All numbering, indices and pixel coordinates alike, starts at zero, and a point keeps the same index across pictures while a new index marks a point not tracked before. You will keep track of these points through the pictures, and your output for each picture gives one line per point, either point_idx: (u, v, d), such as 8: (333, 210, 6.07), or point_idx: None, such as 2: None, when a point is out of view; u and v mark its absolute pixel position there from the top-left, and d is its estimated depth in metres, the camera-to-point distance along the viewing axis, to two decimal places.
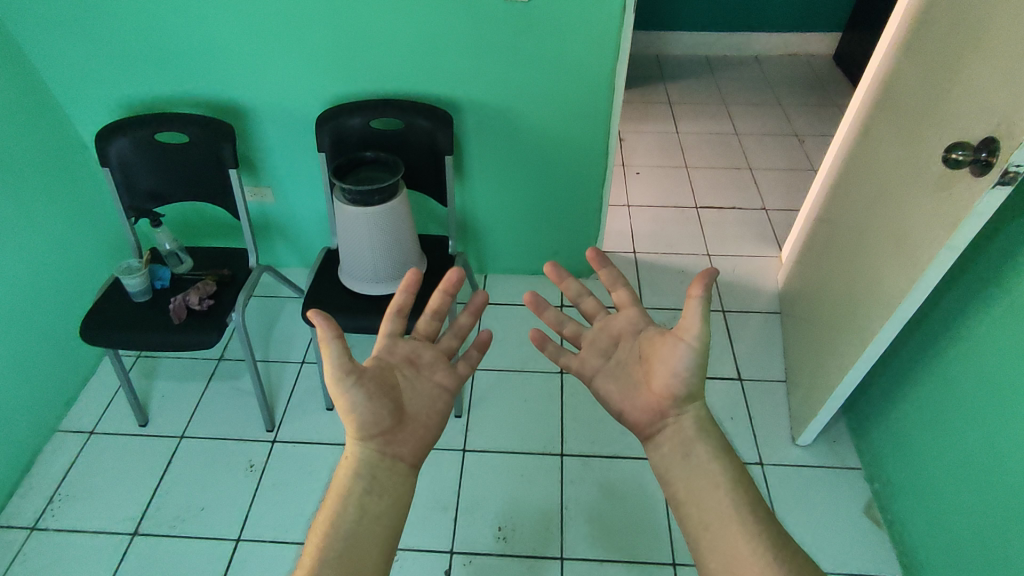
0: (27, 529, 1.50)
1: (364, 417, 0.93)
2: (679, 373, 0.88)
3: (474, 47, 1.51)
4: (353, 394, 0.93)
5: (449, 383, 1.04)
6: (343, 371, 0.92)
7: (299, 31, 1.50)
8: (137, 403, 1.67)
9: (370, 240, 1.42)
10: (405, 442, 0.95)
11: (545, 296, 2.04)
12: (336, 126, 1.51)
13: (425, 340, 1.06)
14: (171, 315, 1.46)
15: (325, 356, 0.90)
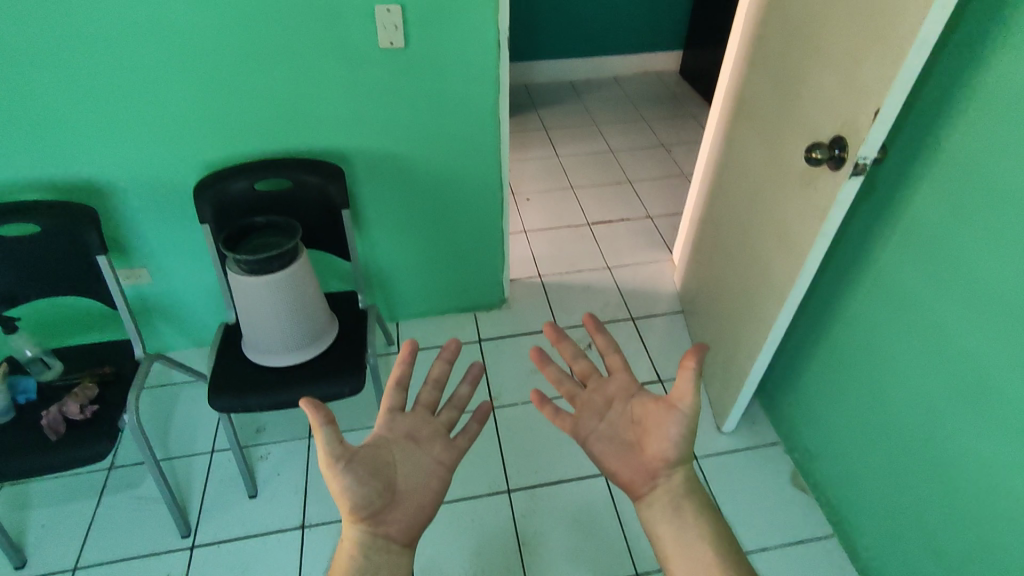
0: None
1: (359, 498, 0.88)
2: (674, 440, 0.90)
3: (357, 97, 1.49)
4: (346, 477, 0.89)
5: (448, 458, 0.99)
6: (335, 452, 0.88)
7: (159, 97, 1.39)
8: (11, 542, 1.42)
9: (275, 309, 1.33)
10: (397, 521, 0.90)
11: (462, 334, 2.02)
12: (218, 193, 1.41)
13: (423, 413, 1.02)
14: (46, 432, 1.26)
15: (316, 439, 0.86)
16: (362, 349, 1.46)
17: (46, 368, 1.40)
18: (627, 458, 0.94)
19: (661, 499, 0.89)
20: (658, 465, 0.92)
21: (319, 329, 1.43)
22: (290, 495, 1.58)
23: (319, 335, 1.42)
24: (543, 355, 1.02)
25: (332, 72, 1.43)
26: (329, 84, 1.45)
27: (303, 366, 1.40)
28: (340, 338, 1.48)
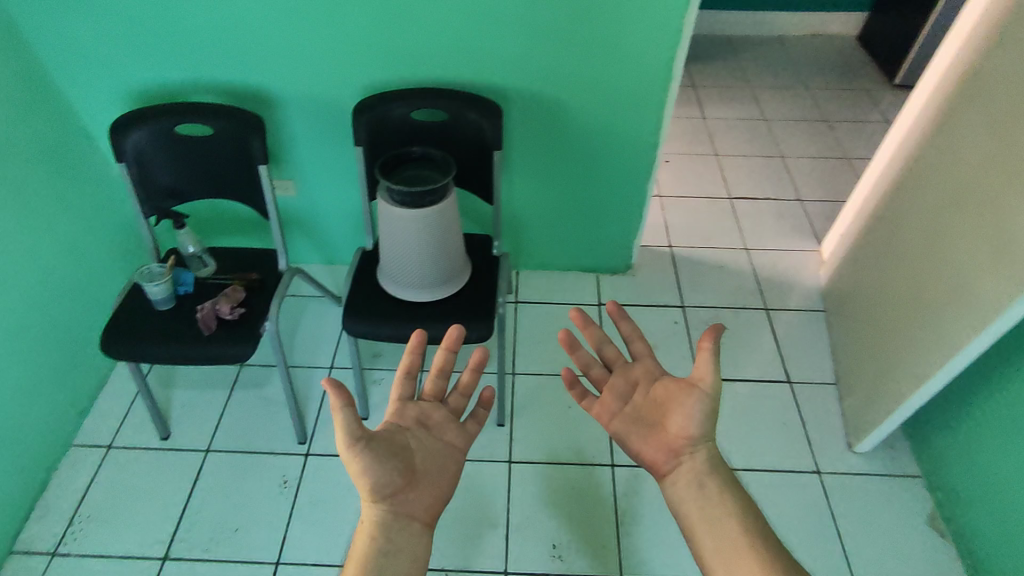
0: (48, 554, 1.40)
1: (377, 479, 0.94)
2: (694, 421, 0.94)
3: (526, 34, 1.39)
4: (365, 459, 0.94)
5: (456, 442, 1.06)
6: (356, 436, 0.94)
7: (330, 13, 1.37)
8: (158, 415, 1.56)
9: (418, 243, 1.31)
10: (416, 501, 0.97)
11: (581, 294, 1.95)
12: (377, 116, 1.39)
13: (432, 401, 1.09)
14: (199, 325, 1.34)
15: (335, 423, 0.92)
16: (492, 298, 1.42)
17: (203, 266, 1.48)
18: (650, 437, 0.97)
19: (684, 475, 0.93)
20: (680, 443, 0.95)
21: (453, 270, 1.40)
22: None
23: (452, 276, 1.40)
24: (573, 339, 1.01)
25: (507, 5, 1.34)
26: (501, 18, 1.36)
27: (434, 305, 1.39)
28: (471, 282, 1.45)
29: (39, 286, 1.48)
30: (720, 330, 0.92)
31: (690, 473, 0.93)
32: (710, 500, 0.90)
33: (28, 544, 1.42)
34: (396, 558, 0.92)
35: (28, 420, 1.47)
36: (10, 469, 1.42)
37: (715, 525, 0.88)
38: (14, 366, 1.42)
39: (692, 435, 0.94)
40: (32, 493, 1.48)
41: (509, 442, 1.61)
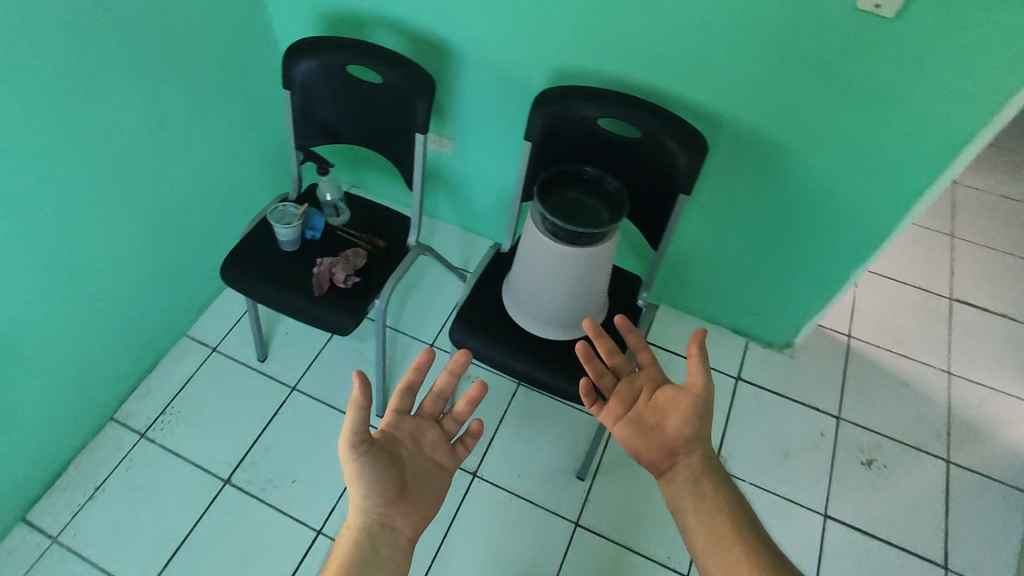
0: (137, 435, 1.51)
1: (372, 484, 0.90)
2: (688, 421, 0.87)
3: (771, 60, 1.11)
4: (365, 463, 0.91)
5: (443, 465, 1.01)
6: (359, 433, 0.91)
7: None
8: (261, 339, 1.59)
9: (557, 278, 1.11)
10: (406, 515, 0.92)
11: (721, 358, 1.67)
12: (559, 114, 1.17)
13: (427, 419, 1.03)
14: (313, 282, 1.28)
15: (347, 415, 0.90)
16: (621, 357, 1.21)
17: (335, 214, 1.40)
18: (649, 443, 0.89)
19: (681, 478, 0.85)
20: (680, 451, 0.87)
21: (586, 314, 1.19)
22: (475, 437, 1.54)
23: (582, 322, 1.19)
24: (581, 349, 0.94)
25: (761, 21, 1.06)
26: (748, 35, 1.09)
27: (553, 344, 1.22)
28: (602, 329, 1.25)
29: (190, 184, 1.51)
30: (706, 334, 0.86)
31: (687, 480, 0.85)
32: (703, 499, 0.83)
33: (125, 417, 1.53)
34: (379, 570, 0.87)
35: (152, 305, 1.55)
36: (127, 345, 1.52)
37: (705, 521, 0.80)
38: (151, 255, 1.48)
39: (690, 438, 0.87)
40: (139, 371, 1.57)
41: (583, 502, 1.45)
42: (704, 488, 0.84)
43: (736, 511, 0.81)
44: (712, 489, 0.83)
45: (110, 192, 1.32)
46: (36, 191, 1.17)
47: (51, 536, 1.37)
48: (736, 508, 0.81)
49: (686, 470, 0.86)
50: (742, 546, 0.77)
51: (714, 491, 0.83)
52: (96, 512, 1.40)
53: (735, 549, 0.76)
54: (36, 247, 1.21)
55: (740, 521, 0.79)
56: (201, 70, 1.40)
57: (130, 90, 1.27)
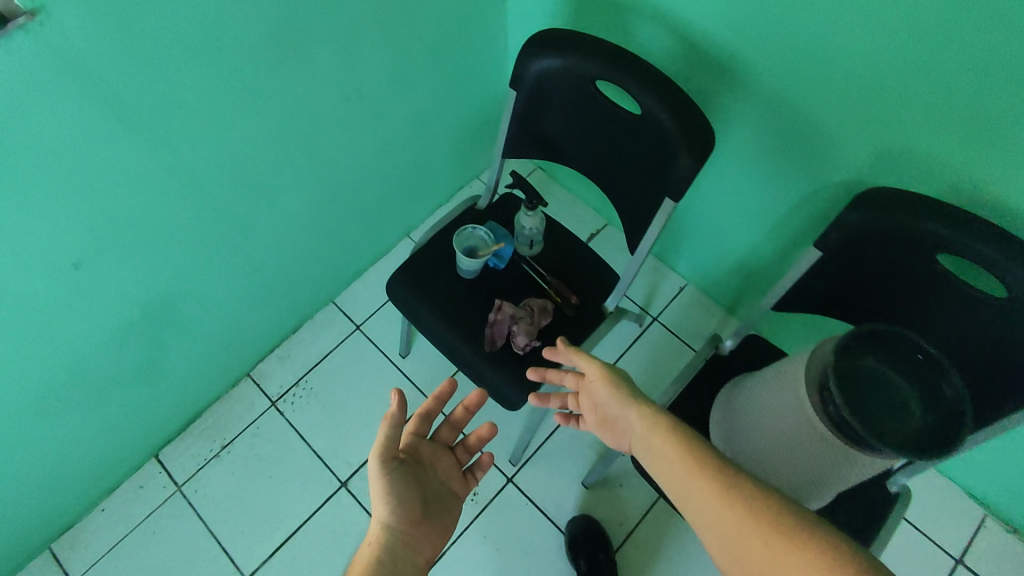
0: (269, 402, 1.44)
1: (397, 504, 0.83)
2: (613, 397, 0.75)
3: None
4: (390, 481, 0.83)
5: (456, 491, 0.94)
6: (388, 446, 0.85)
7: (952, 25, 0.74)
8: (407, 337, 1.44)
9: (823, 486, 0.78)
10: (425, 539, 0.84)
11: (941, 525, 1.30)
12: (884, 231, 0.81)
13: (442, 446, 0.97)
14: (486, 334, 1.07)
15: (380, 429, 0.84)
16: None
17: (527, 246, 1.14)
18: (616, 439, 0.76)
19: (639, 445, 0.70)
20: (632, 423, 0.71)
21: None
22: (611, 524, 1.33)
23: None
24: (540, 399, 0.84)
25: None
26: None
27: None
28: (836, 511, 0.93)
29: (373, 154, 1.31)
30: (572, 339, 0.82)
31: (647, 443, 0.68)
32: (662, 459, 0.65)
33: (260, 378, 1.47)
34: None
35: (310, 272, 1.42)
36: (279, 309, 1.42)
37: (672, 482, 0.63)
38: (319, 224, 1.33)
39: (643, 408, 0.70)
40: (284, 332, 1.49)
41: None
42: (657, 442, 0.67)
43: (688, 443, 0.64)
44: (663, 435, 0.66)
45: (294, 161, 1.15)
46: (222, 161, 1.01)
47: (176, 484, 1.37)
48: (701, 443, 0.63)
49: (638, 438, 0.70)
50: (727, 490, 0.58)
51: (672, 439, 0.65)
52: (219, 473, 1.38)
53: (718, 502, 0.58)
54: (211, 217, 1.08)
55: (704, 460, 0.62)
56: (416, 28, 1.16)
57: (339, 51, 1.05)
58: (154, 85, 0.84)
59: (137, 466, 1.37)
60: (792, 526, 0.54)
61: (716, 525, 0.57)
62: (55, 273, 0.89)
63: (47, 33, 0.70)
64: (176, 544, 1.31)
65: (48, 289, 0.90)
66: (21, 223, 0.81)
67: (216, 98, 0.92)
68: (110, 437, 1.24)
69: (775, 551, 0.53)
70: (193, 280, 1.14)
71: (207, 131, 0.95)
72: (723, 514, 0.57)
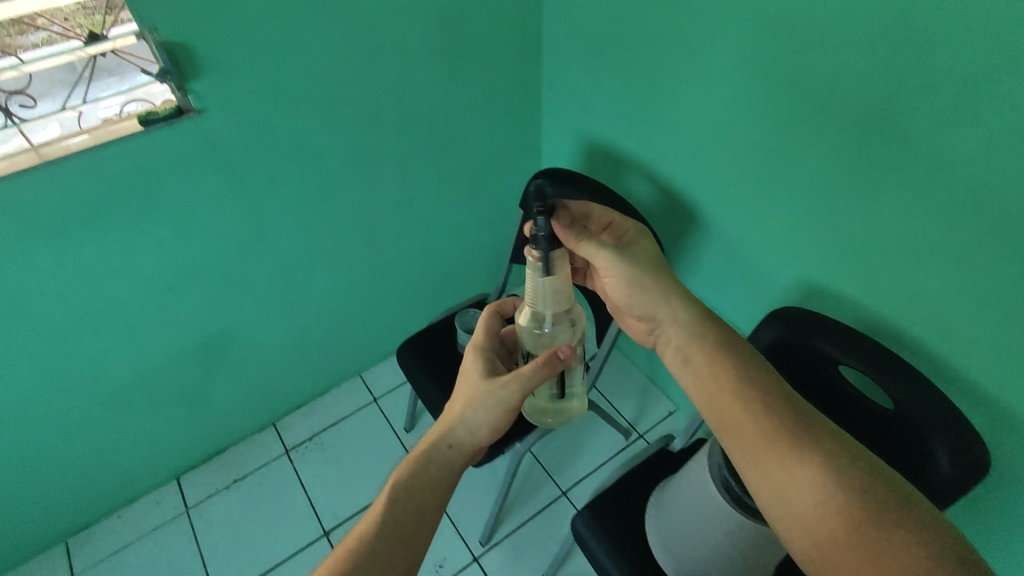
0: (283, 449, 1.64)
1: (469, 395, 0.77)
2: (623, 297, 0.78)
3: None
4: (468, 382, 0.79)
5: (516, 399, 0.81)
6: (463, 440, 0.75)
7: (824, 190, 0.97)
8: (413, 410, 1.62)
9: (727, 550, 0.91)
10: (475, 420, 0.75)
11: None
12: (796, 337, 0.97)
13: (468, 348, 0.83)
14: None
15: (469, 347, 0.83)
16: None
17: (555, 392, 0.84)
18: (630, 327, 0.83)
19: (702, 361, 0.71)
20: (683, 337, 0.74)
21: None
22: None
23: None
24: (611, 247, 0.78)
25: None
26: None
27: None
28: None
29: (418, 255, 1.61)
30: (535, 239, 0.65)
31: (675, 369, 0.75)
32: (704, 379, 0.70)
33: (281, 427, 1.68)
34: (426, 479, 0.72)
35: (347, 343, 1.67)
36: (313, 369, 1.66)
37: (718, 409, 0.67)
38: (359, 304, 1.60)
39: (714, 344, 0.71)
40: (313, 392, 1.72)
41: None
42: (731, 378, 0.68)
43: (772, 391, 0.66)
44: (755, 381, 0.67)
45: (353, 247, 1.45)
46: (294, 233, 1.33)
47: (187, 506, 1.54)
48: (795, 409, 0.64)
49: (690, 348, 0.73)
50: (808, 442, 0.61)
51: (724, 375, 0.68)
52: (223, 503, 1.54)
53: (805, 458, 0.60)
54: (273, 277, 1.38)
55: (798, 419, 0.63)
56: (462, 163, 1.50)
57: (398, 171, 1.39)
58: (257, 170, 1.18)
59: (158, 483, 1.56)
60: (845, 493, 0.58)
61: (780, 461, 0.61)
62: (151, 287, 1.20)
63: (199, 126, 1.05)
64: (167, 560, 1.45)
65: (146, 298, 1.21)
66: (143, 246, 1.14)
67: (301, 188, 1.26)
68: (147, 447, 1.47)
69: (828, 522, 0.57)
70: (248, 324, 1.42)
71: (286, 210, 1.28)
72: (803, 465, 0.60)
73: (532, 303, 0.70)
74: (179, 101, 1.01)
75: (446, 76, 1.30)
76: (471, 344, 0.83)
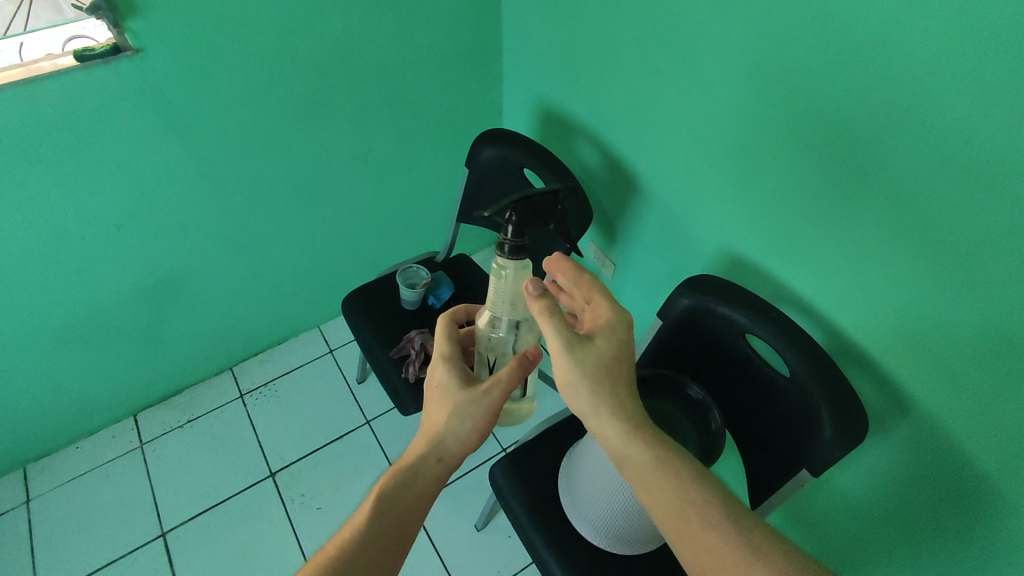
0: (238, 393, 1.69)
1: (445, 409, 0.72)
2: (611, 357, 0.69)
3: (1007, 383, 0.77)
4: (440, 396, 0.73)
5: None
6: (451, 449, 0.71)
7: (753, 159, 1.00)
8: (365, 363, 1.67)
9: (616, 500, 0.96)
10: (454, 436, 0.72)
11: None
12: (708, 304, 0.98)
13: (433, 359, 0.76)
14: (405, 347, 1.29)
15: (435, 356, 0.76)
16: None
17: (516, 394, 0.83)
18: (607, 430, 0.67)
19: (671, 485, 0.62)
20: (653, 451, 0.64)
21: (634, 542, 1.02)
22: (490, 570, 1.39)
23: (622, 530, 0.99)
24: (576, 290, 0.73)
25: (1007, 295, 0.73)
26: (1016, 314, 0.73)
27: (575, 541, 1.06)
28: (635, 567, 1.03)
29: (374, 209, 1.64)
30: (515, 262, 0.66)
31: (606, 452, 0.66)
32: (667, 506, 0.61)
33: (238, 373, 1.73)
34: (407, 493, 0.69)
35: (305, 293, 1.72)
36: (271, 317, 1.71)
37: (679, 537, 0.60)
38: (315, 255, 1.64)
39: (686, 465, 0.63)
40: (272, 339, 1.77)
41: None
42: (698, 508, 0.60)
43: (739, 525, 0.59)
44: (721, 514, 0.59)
45: (307, 197, 1.48)
46: (246, 181, 1.35)
47: (141, 441, 1.59)
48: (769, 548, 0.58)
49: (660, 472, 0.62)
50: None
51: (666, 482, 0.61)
52: (176, 440, 1.60)
53: None
54: (226, 223, 1.41)
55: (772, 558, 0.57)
56: (419, 120, 1.52)
57: (353, 125, 1.41)
58: (207, 114, 1.20)
59: (116, 418, 1.62)
60: None
61: None
62: (100, 225, 1.23)
63: (143, 65, 1.07)
64: (118, 489, 1.51)
65: (96, 237, 1.24)
66: (90, 185, 1.16)
67: (253, 135, 1.29)
68: (104, 382, 1.52)
69: None
70: (201, 268, 1.45)
71: (238, 156, 1.30)
72: None
73: (501, 299, 0.69)
74: (117, 40, 1.02)
75: (401, 31, 1.31)
76: (436, 356, 0.76)
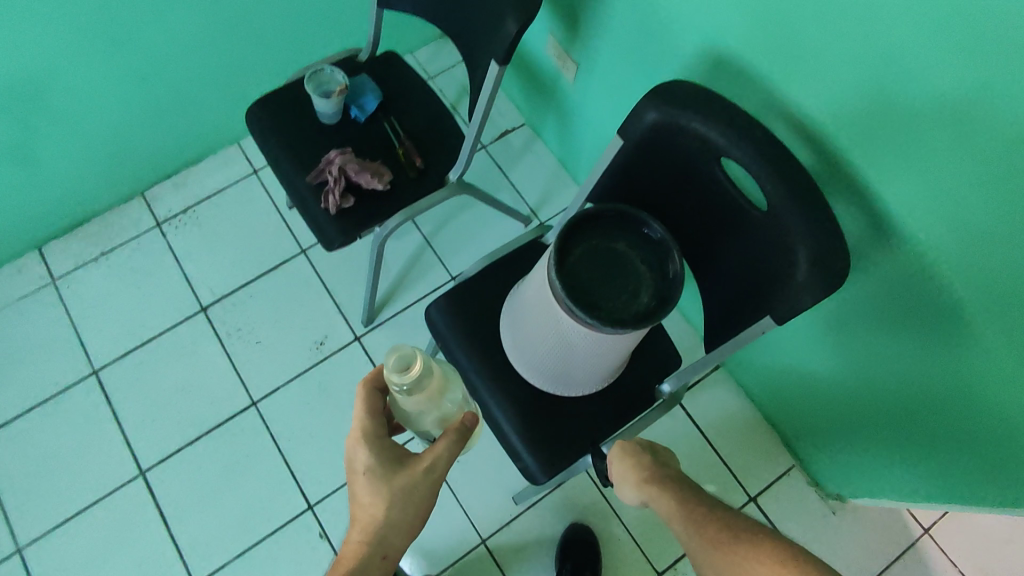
0: (153, 221, 1.50)
1: (381, 497, 0.68)
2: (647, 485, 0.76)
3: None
4: (371, 484, 0.68)
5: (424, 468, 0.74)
6: (396, 543, 0.69)
7: None
8: None
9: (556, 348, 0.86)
10: (392, 519, 0.68)
11: (748, 464, 1.34)
12: (680, 118, 0.78)
13: (353, 440, 0.70)
14: (323, 173, 1.08)
15: (353, 437, 0.70)
16: (575, 458, 0.97)
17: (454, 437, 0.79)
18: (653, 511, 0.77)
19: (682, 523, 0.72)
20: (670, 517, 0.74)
21: (575, 385, 0.95)
22: None
23: (562, 375, 0.92)
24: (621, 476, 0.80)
25: None
26: None
27: (515, 382, 0.99)
28: (577, 406, 0.99)
29: None
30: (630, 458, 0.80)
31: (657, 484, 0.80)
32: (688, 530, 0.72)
33: (151, 199, 1.52)
34: None
35: (208, 103, 1.44)
36: (174, 133, 1.45)
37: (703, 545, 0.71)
38: (210, 50, 1.33)
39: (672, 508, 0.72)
40: (182, 159, 1.53)
41: (501, 521, 1.27)
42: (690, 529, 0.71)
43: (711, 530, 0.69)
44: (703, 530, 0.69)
45: None
46: None
47: (51, 276, 1.44)
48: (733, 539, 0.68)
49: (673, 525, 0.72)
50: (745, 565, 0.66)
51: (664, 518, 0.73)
52: (92, 274, 1.45)
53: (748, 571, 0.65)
54: None
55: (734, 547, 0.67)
56: None
57: None
58: None
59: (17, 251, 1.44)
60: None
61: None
62: None
63: None
64: (35, 327, 1.39)
65: None
66: None
67: None
68: None
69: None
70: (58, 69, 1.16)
71: None
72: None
73: (416, 394, 0.65)
74: None
75: None
76: (355, 433, 0.70)
